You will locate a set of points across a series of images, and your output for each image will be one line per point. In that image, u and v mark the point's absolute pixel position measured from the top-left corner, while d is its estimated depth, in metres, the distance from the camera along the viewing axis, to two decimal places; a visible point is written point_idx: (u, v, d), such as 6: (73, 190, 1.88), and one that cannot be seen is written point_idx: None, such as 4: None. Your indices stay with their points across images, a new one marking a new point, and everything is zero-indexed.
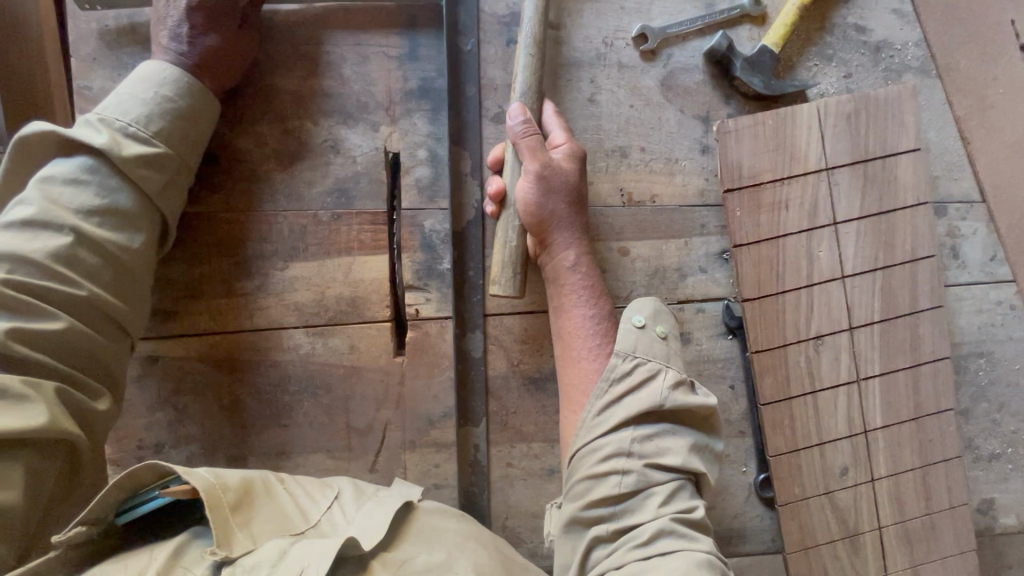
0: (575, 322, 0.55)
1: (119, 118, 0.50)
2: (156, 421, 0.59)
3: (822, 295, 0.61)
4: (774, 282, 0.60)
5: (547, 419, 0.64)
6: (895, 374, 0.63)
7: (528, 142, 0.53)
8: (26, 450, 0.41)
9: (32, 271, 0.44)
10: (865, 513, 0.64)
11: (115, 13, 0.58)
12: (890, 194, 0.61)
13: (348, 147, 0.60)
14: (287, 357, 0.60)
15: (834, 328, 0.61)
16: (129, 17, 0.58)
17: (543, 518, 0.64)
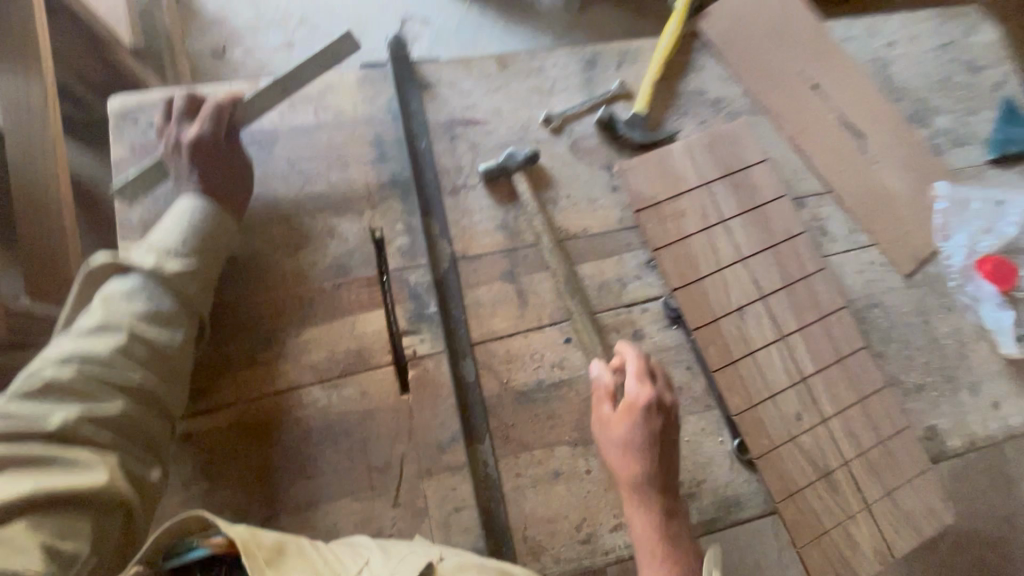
0: (650, 553, 0.61)
1: (164, 244, 0.64)
2: (192, 494, 0.65)
3: (732, 274, 0.77)
4: (693, 273, 0.76)
5: (542, 426, 0.73)
6: (811, 328, 0.77)
7: (602, 393, 0.67)
8: (90, 510, 0.50)
9: (96, 366, 0.56)
10: (831, 453, 0.73)
11: (139, 160, 0.73)
12: (757, 194, 0.81)
13: (340, 231, 0.75)
14: (307, 411, 0.69)
15: (751, 299, 0.76)
16: (150, 160, 0.73)
17: (559, 521, 0.70)
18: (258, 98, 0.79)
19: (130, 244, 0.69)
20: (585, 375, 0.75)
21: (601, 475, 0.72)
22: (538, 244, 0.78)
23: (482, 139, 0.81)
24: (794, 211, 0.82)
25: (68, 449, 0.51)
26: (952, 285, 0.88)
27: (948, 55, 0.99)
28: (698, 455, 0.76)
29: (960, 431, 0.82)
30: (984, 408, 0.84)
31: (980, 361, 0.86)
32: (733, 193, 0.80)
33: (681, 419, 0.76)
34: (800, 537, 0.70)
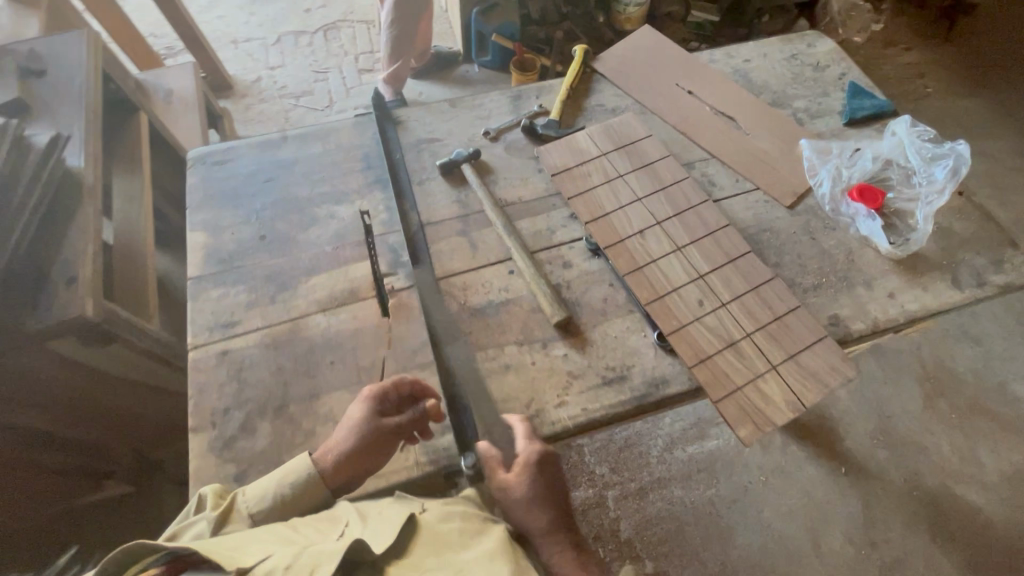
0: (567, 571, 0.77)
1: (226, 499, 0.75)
2: (226, 393, 0.85)
3: (632, 210, 1.00)
4: (602, 212, 1.00)
5: (494, 332, 0.92)
6: (702, 240, 0.97)
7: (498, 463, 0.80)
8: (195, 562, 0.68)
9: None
10: (733, 327, 0.89)
11: (205, 184, 1.07)
12: (647, 158, 1.07)
13: (339, 214, 1.04)
14: (312, 331, 0.91)
15: (649, 224, 0.98)
16: (213, 184, 1.07)
17: (511, 400, 0.86)
18: (282, 141, 1.13)
19: (198, 235, 1.00)
20: (526, 294, 0.96)
21: (544, 364, 0.89)
22: (484, 209, 1.04)
23: (440, 149, 1.13)
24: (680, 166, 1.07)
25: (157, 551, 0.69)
26: (829, 208, 1.07)
27: (796, 62, 1.30)
28: (627, 347, 0.91)
29: (861, 317, 0.95)
30: (881, 298, 0.98)
31: (868, 262, 1.01)
32: (628, 158, 1.07)
33: (608, 321, 0.93)
34: (715, 393, 0.83)
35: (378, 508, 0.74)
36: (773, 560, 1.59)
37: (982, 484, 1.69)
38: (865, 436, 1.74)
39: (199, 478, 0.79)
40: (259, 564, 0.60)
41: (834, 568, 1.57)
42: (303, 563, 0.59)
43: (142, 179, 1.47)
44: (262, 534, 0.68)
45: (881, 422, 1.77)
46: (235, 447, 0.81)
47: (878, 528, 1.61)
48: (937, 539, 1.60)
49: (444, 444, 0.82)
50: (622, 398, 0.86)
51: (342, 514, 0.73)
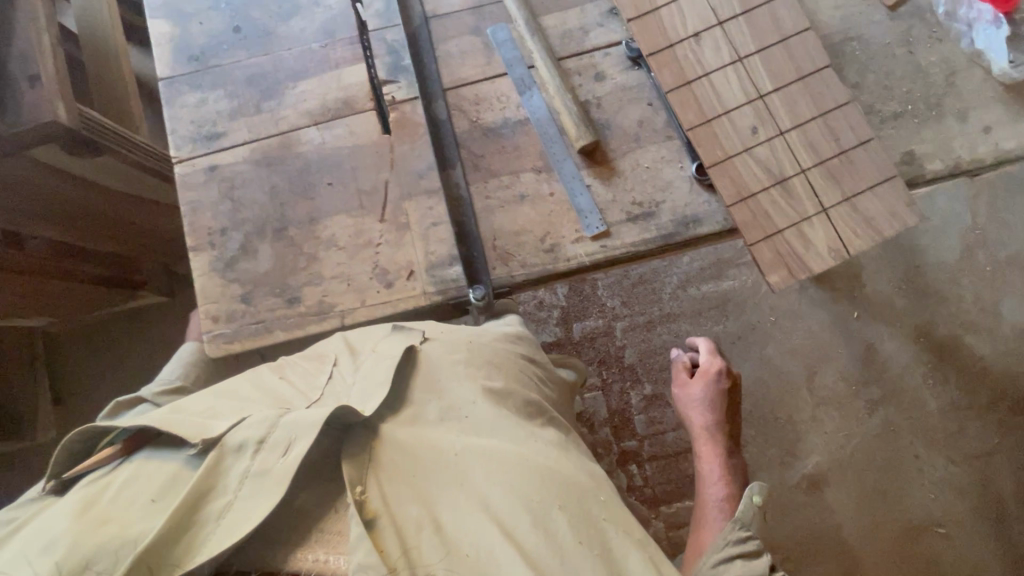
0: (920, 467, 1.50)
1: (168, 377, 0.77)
2: (221, 212, 0.80)
3: (688, 5, 0.79)
4: (649, 6, 0.79)
5: (509, 157, 0.81)
6: (773, 48, 0.78)
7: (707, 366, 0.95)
8: (127, 492, 0.53)
9: (120, 501, 0.52)
10: (788, 158, 0.76)
11: None
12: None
13: (326, 1, 0.84)
14: (306, 148, 0.81)
15: (707, 28, 0.79)
16: None
17: (525, 234, 0.79)
18: None
19: (163, 24, 0.84)
20: (548, 111, 0.82)
21: (563, 196, 0.80)
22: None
23: None
24: None
25: (89, 496, 0.53)
26: (943, 12, 0.84)
27: None
28: (659, 179, 0.80)
29: (943, 155, 0.81)
30: (973, 133, 0.81)
31: (970, 87, 0.82)
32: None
33: (641, 149, 0.81)
34: (751, 237, 0.75)
35: (372, 345, 0.69)
36: (765, 391, 1.48)
37: (999, 335, 1.45)
38: (887, 284, 1.48)
39: (206, 296, 0.78)
40: (229, 431, 0.55)
41: (822, 401, 1.46)
42: (280, 435, 0.54)
43: None
44: (248, 389, 0.66)
45: (906, 270, 1.49)
46: (238, 269, 0.79)
47: (872, 367, 1.47)
48: (928, 380, 1.45)
49: (452, 275, 0.78)
50: (648, 237, 0.79)
51: (329, 348, 0.72)
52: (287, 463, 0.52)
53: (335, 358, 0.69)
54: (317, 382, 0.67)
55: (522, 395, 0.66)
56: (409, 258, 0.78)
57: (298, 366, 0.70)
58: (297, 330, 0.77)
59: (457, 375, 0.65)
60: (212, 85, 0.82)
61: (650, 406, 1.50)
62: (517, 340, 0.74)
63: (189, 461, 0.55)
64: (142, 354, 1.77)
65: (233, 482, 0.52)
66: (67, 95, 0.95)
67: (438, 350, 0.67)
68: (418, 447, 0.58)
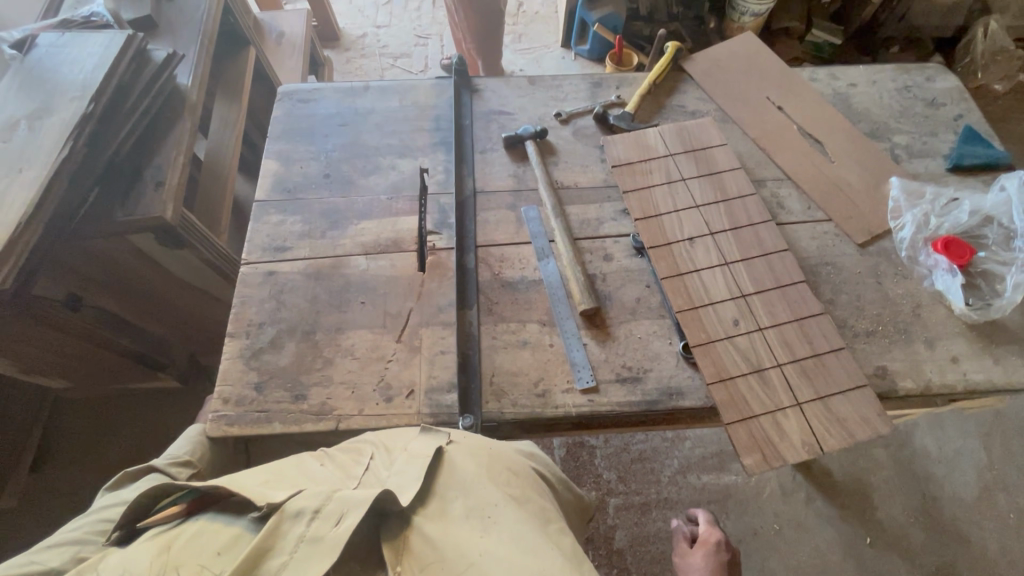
0: None
1: (174, 453, 0.81)
2: (265, 309, 0.92)
3: (683, 217, 0.98)
4: (652, 214, 0.99)
5: (520, 307, 0.93)
6: (754, 261, 0.93)
7: (708, 532, 1.09)
8: (193, 544, 0.57)
9: (188, 551, 0.56)
10: (764, 351, 0.85)
11: (287, 115, 1.14)
12: (714, 168, 1.03)
13: (400, 167, 1.07)
14: (352, 271, 0.96)
15: (699, 236, 0.96)
16: (295, 117, 1.13)
17: (521, 376, 0.87)
18: (364, 90, 1.18)
19: (272, 163, 1.07)
20: (560, 277, 0.96)
21: (561, 348, 0.89)
22: (537, 187, 1.05)
23: (509, 123, 1.13)
24: (749, 181, 1.02)
25: (162, 544, 0.57)
26: (905, 255, 0.98)
27: (908, 95, 1.19)
28: (648, 350, 0.89)
29: (914, 375, 0.88)
30: (942, 360, 0.89)
31: (935, 320, 0.93)
32: (695, 167, 1.03)
33: (636, 321, 0.92)
34: (728, 416, 0.81)
35: (404, 445, 0.72)
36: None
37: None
38: (901, 511, 1.42)
39: (225, 378, 0.86)
40: (289, 499, 0.59)
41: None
42: (334, 507, 0.57)
43: (238, 106, 1.57)
44: (292, 472, 0.70)
45: (921, 499, 1.43)
46: (261, 359, 0.88)
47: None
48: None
49: (447, 401, 0.84)
50: (632, 399, 0.85)
51: (364, 443, 0.76)
52: (339, 534, 0.55)
53: (371, 453, 0.73)
54: (354, 472, 0.70)
55: (541, 502, 0.70)
56: (413, 378, 0.86)
57: (338, 455, 0.75)
58: (295, 426, 0.82)
59: (482, 478, 0.68)
60: (293, 212, 1.02)
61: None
62: (529, 456, 0.80)
63: (250, 525, 0.58)
64: (137, 437, 1.78)
65: (290, 544, 0.55)
66: (178, 199, 1.17)
67: (461, 454, 0.71)
68: (445, 542, 0.60)
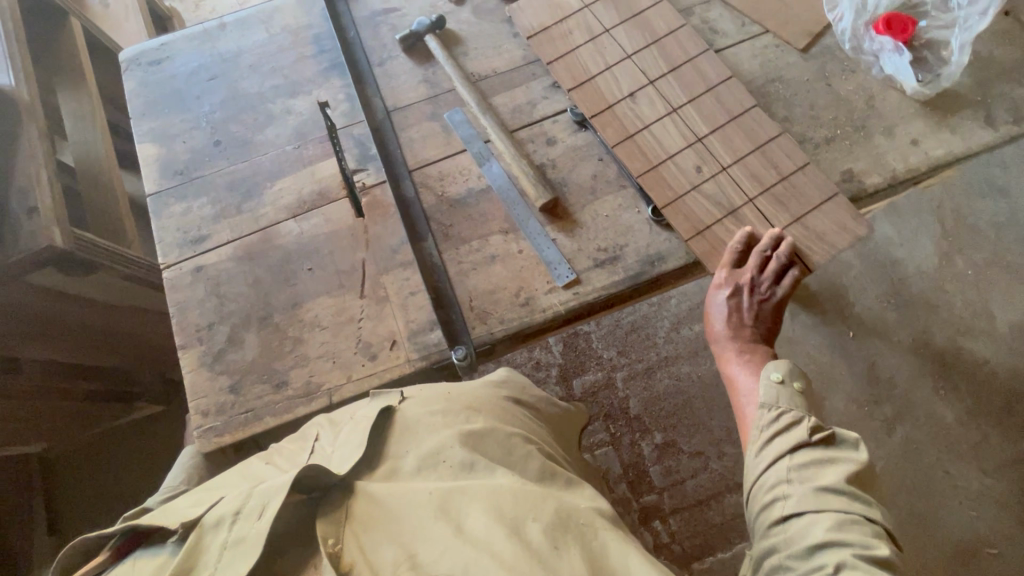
0: None
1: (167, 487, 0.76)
2: (208, 308, 0.83)
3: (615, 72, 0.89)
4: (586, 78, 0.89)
5: (476, 223, 0.86)
6: (702, 99, 0.87)
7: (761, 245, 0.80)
8: None
9: None
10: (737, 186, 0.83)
11: (143, 87, 0.95)
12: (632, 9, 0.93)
13: (297, 109, 0.93)
14: (286, 239, 0.86)
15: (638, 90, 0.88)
16: (153, 86, 0.95)
17: (500, 291, 0.82)
18: (221, 29, 0.99)
19: (150, 147, 0.92)
20: (507, 177, 0.88)
21: (532, 251, 0.84)
22: (454, 87, 0.93)
23: (399, 20, 0.98)
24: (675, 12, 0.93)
25: None
26: (850, 47, 0.93)
27: None
28: (619, 225, 0.85)
29: (880, 169, 0.87)
30: (903, 147, 0.88)
31: (890, 107, 0.90)
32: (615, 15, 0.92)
33: (599, 200, 0.86)
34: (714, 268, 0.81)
35: (351, 413, 0.71)
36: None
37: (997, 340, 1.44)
38: (876, 303, 1.50)
39: (196, 392, 0.80)
40: (206, 512, 0.58)
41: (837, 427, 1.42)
42: (255, 502, 0.56)
43: (88, 95, 1.34)
44: (229, 477, 0.67)
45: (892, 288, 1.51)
46: (226, 361, 0.81)
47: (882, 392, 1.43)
48: (942, 396, 1.41)
49: (434, 340, 0.80)
50: (616, 278, 0.82)
51: (309, 429, 0.74)
52: (261, 527, 0.54)
53: (315, 435, 0.71)
54: (299, 459, 0.68)
55: (505, 430, 0.68)
56: (391, 330, 0.81)
57: (282, 448, 0.71)
58: (289, 415, 0.78)
59: (436, 424, 0.67)
60: (196, 196, 0.89)
61: (664, 455, 1.45)
62: (499, 385, 0.80)
63: (173, 549, 0.58)
64: (143, 468, 1.75)
65: (213, 555, 0.54)
66: (63, 220, 1.01)
67: (415, 408, 0.70)
68: (393, 495, 0.60)
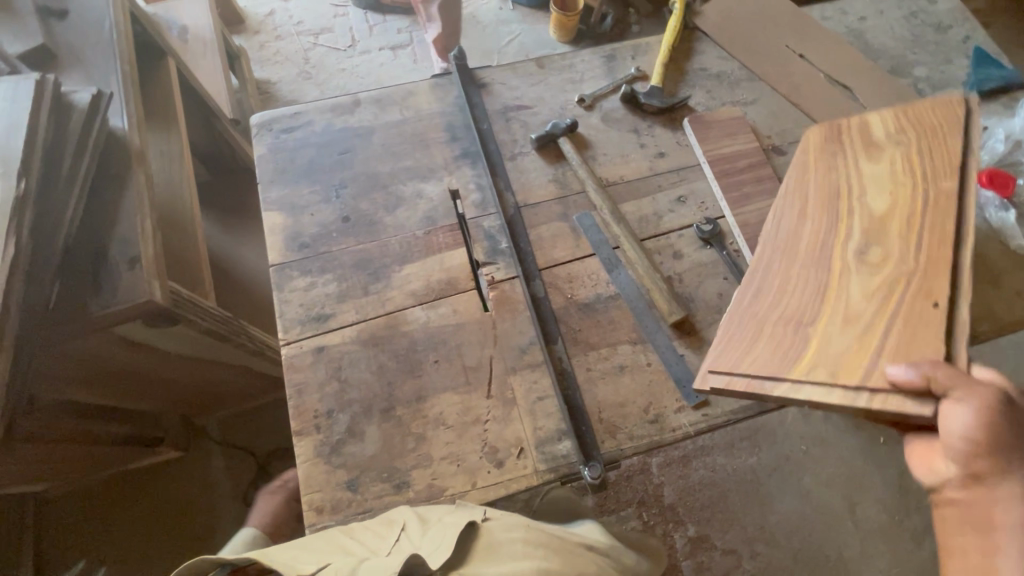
0: None
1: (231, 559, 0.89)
2: (327, 393, 0.80)
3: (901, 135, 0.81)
4: (936, 134, 0.81)
5: (604, 329, 0.86)
6: (806, 202, 0.81)
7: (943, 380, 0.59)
8: None
9: None
10: (796, 305, 0.73)
11: (273, 153, 0.96)
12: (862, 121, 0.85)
13: (428, 194, 0.94)
14: (413, 327, 0.84)
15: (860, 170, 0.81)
16: (284, 153, 0.96)
17: (629, 405, 0.82)
18: (355, 105, 1.01)
19: (276, 215, 0.91)
20: (635, 286, 0.89)
21: (660, 365, 0.84)
22: (585, 190, 0.95)
23: (531, 118, 1.01)
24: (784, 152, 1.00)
25: None
26: None
27: (915, 22, 1.16)
28: None
29: (989, 317, 0.90)
30: (1009, 296, 0.92)
31: (995, 257, 0.95)
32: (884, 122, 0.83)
33: None
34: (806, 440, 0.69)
35: (440, 515, 0.66)
36: (810, 526, 1.27)
37: None
38: None
39: (310, 485, 0.75)
40: (313, 574, 0.57)
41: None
42: None
43: (176, 136, 1.33)
44: (319, 543, 0.64)
45: None
46: (344, 453, 0.77)
47: None
48: None
49: (563, 451, 0.78)
50: (744, 403, 0.82)
51: (397, 517, 0.68)
52: None
53: (404, 523, 0.66)
54: (384, 545, 0.63)
55: None
56: (518, 435, 0.79)
57: (369, 529, 0.67)
58: None
59: (517, 549, 0.60)
60: (321, 272, 0.87)
61: (698, 550, 1.18)
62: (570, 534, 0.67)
63: None
64: (146, 518, 1.61)
65: None
66: (161, 274, 0.98)
67: (497, 524, 0.64)
68: None
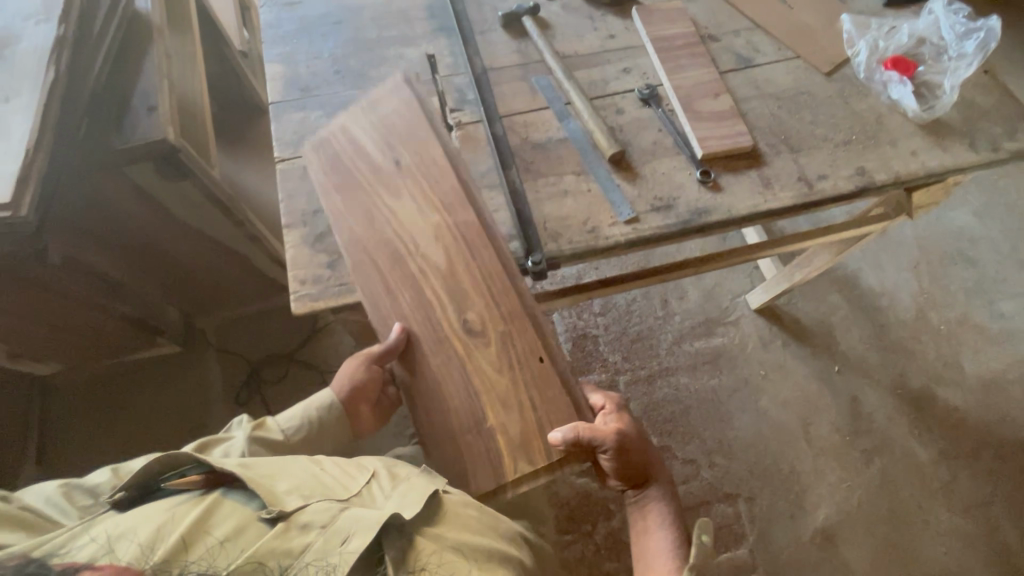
0: None
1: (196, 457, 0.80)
2: (314, 197, 0.95)
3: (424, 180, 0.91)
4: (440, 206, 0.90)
5: (553, 163, 1.01)
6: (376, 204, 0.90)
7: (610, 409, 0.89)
8: (177, 514, 0.59)
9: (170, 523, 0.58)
10: (475, 393, 0.82)
11: (277, 20, 1.12)
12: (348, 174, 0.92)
13: (408, 56, 1.09)
14: None
15: (441, 162, 0.92)
16: (286, 21, 1.12)
17: (569, 219, 0.96)
18: None
19: (277, 66, 1.06)
20: (582, 132, 1.04)
21: (599, 191, 0.98)
22: (543, 58, 1.11)
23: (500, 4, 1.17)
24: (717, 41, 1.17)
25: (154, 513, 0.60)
26: (864, 76, 1.14)
27: None
28: (673, 181, 1.00)
29: (887, 169, 1.05)
30: (905, 154, 1.07)
31: (895, 125, 1.09)
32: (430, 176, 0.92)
33: (658, 160, 1.02)
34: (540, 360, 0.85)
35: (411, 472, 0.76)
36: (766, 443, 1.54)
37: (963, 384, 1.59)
38: (857, 340, 1.66)
39: (296, 264, 0.90)
40: (298, 511, 0.63)
41: (819, 450, 1.53)
42: (342, 525, 0.62)
43: (192, 42, 1.50)
44: (293, 471, 0.72)
45: (873, 329, 1.67)
46: (326, 242, 0.91)
47: (860, 420, 1.56)
48: (913, 428, 1.54)
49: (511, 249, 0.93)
50: (670, 222, 0.97)
51: (367, 464, 0.77)
52: (345, 550, 0.59)
53: (372, 472, 0.75)
54: (352, 486, 0.71)
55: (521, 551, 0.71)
56: None
57: (337, 464, 0.76)
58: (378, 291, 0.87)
59: (480, 524, 0.70)
60: (313, 109, 1.02)
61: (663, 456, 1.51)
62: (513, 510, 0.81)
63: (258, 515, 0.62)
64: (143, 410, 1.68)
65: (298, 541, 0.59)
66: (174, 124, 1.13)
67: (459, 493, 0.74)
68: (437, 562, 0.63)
